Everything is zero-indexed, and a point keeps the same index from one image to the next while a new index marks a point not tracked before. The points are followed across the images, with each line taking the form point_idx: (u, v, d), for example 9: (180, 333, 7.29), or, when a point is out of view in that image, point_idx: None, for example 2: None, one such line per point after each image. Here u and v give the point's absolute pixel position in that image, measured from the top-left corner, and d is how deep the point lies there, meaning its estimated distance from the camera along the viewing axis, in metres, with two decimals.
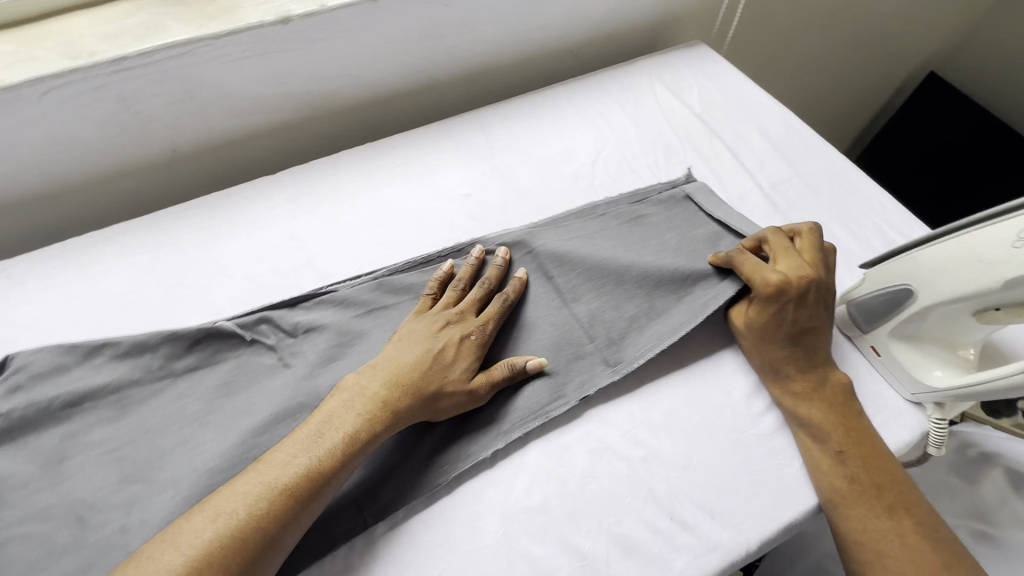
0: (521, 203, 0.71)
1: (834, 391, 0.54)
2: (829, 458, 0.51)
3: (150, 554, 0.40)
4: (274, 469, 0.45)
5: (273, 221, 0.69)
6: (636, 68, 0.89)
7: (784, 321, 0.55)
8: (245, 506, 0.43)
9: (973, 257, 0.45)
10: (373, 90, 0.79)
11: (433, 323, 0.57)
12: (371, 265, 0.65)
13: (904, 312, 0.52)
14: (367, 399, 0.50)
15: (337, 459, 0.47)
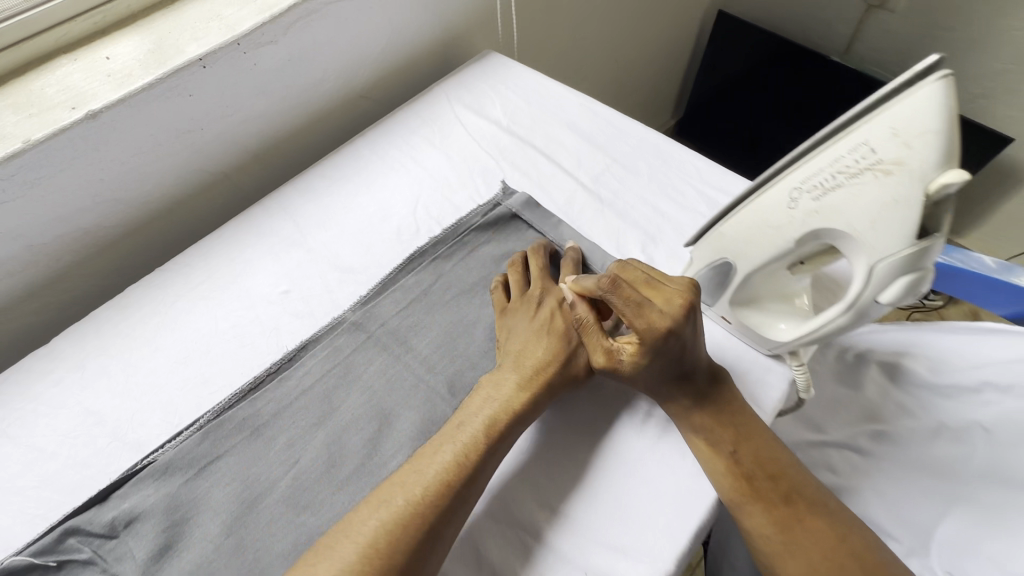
0: (347, 281, 0.65)
1: (723, 394, 0.52)
2: (724, 463, 0.49)
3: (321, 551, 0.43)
4: (425, 462, 0.48)
5: (59, 401, 0.57)
6: (434, 94, 0.84)
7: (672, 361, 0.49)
8: (400, 497, 0.45)
9: (764, 221, 0.44)
10: (146, 206, 0.68)
11: (533, 304, 0.58)
12: (191, 413, 0.56)
13: (734, 280, 0.51)
14: (485, 416, 0.50)
15: (477, 452, 0.48)
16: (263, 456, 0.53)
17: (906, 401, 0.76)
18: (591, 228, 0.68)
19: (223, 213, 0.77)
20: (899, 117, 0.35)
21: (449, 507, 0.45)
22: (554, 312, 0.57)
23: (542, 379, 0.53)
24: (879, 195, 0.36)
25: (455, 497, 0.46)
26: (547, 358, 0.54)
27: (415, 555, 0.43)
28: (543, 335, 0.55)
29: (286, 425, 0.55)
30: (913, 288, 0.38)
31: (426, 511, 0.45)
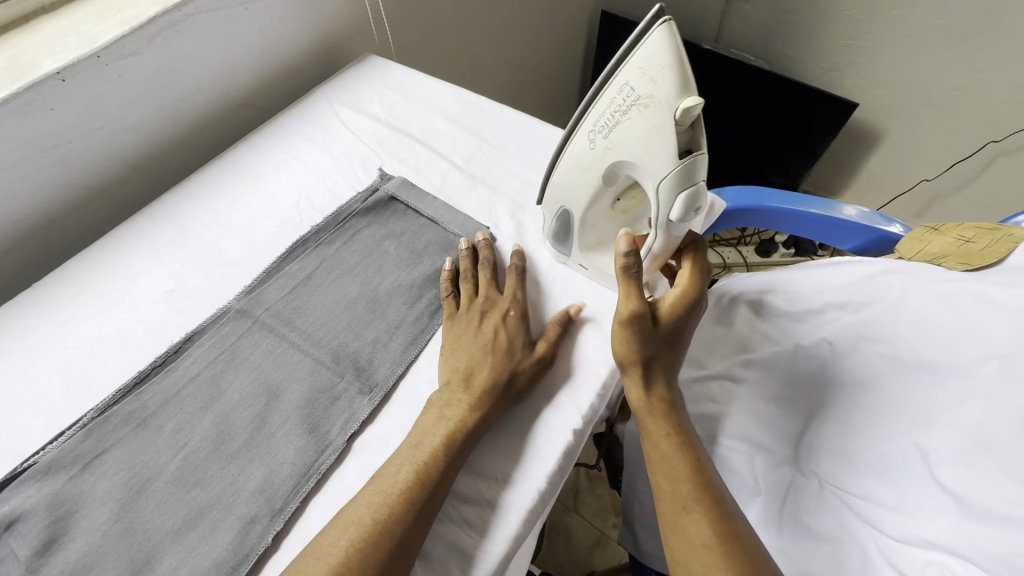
0: (233, 275, 0.67)
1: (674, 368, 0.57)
2: (660, 423, 0.52)
3: (299, 567, 0.44)
4: (388, 477, 0.49)
5: None
6: (314, 97, 0.88)
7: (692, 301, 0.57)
8: (370, 513, 0.47)
9: (585, 163, 0.53)
10: (17, 226, 0.68)
11: (482, 317, 0.60)
12: (75, 413, 0.56)
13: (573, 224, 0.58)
14: (440, 430, 0.52)
15: (439, 464, 0.50)
16: (151, 444, 0.54)
17: (769, 329, 0.84)
18: (465, 203, 0.73)
19: (109, 226, 0.77)
20: (643, 63, 0.46)
21: (414, 519, 0.47)
22: (502, 327, 0.59)
23: (497, 393, 0.55)
24: (645, 124, 0.47)
25: (427, 508, 0.48)
26: (499, 370, 0.56)
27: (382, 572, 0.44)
28: (492, 349, 0.58)
29: (174, 413, 0.56)
30: (693, 202, 0.48)
31: (394, 525, 0.46)
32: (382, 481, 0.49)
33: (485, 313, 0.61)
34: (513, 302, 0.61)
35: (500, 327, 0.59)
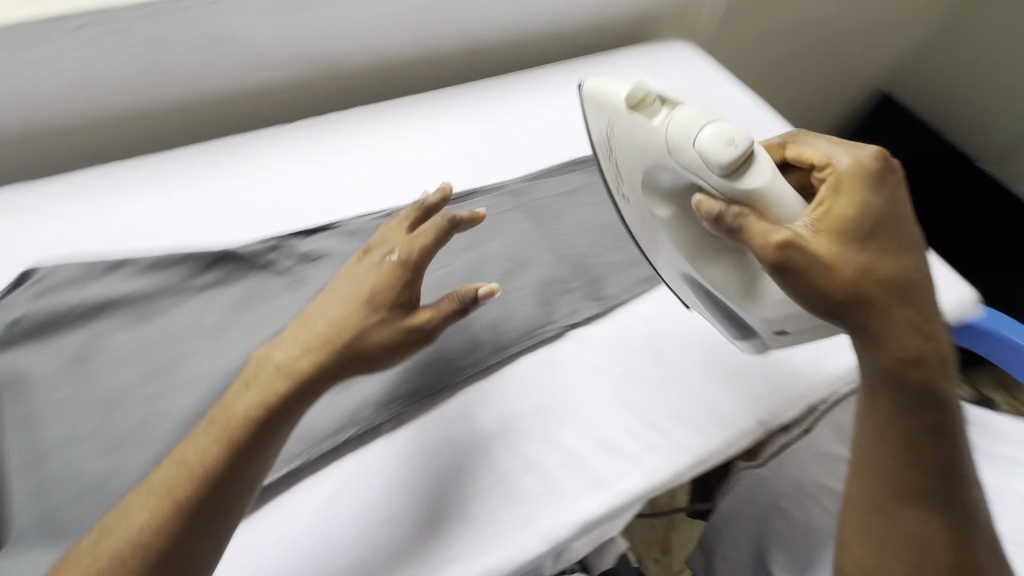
0: (516, 163, 0.78)
1: (933, 326, 0.44)
2: (898, 410, 0.45)
3: (144, 491, 0.42)
4: (201, 437, 0.43)
5: (282, 163, 0.72)
6: (622, 54, 0.96)
7: (863, 212, 0.43)
8: (191, 462, 0.42)
9: (633, 213, 0.59)
10: (381, 56, 0.83)
11: (367, 282, 0.48)
12: (378, 206, 0.70)
13: (673, 263, 0.59)
14: (253, 399, 0.44)
15: (224, 441, 0.42)
16: None
17: None
18: None
19: (425, 86, 0.91)
20: (588, 115, 0.56)
21: (213, 490, 0.41)
22: (347, 304, 0.47)
23: (281, 403, 0.44)
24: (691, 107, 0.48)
25: (203, 501, 0.41)
26: (270, 390, 0.44)
27: (204, 527, 0.41)
28: (291, 356, 0.46)
29: None
30: (726, 130, 0.45)
31: (197, 490, 0.41)
32: (215, 426, 0.44)
33: (336, 299, 0.48)
34: (403, 275, 0.48)
35: (312, 334, 0.46)
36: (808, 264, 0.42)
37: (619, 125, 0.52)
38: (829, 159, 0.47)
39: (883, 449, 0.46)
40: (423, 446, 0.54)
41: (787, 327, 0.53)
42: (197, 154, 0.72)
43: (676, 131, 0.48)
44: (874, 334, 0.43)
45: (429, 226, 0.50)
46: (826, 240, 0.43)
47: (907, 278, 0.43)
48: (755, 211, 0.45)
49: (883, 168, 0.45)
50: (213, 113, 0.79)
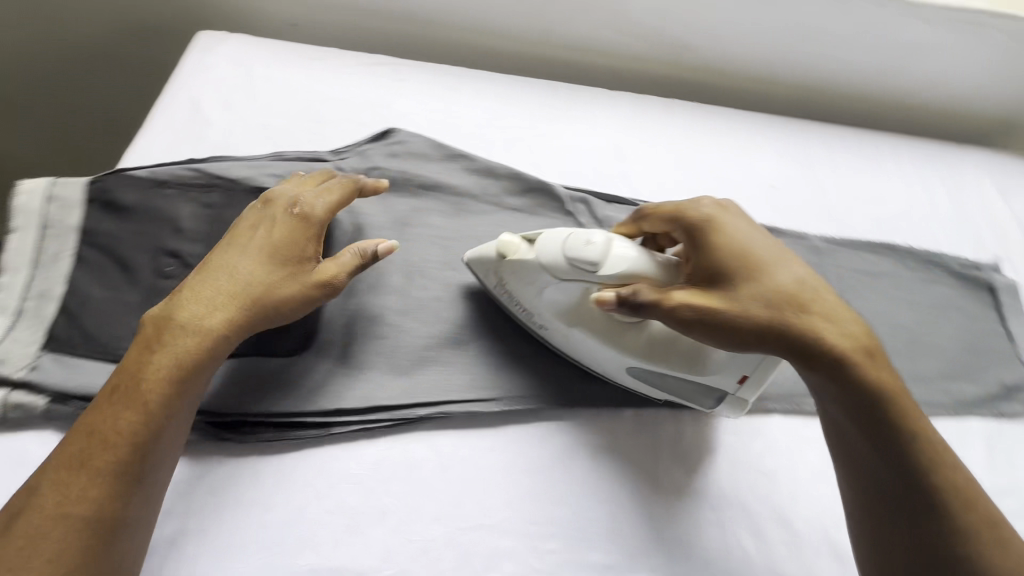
0: (824, 218, 0.72)
1: (863, 351, 0.43)
2: (856, 428, 0.44)
3: (93, 423, 0.40)
4: (133, 369, 0.42)
5: (605, 127, 0.75)
6: (977, 151, 0.83)
7: (716, 260, 0.46)
8: (124, 415, 0.40)
9: (565, 340, 0.52)
10: (727, 62, 0.80)
11: (247, 248, 0.48)
12: (677, 203, 0.70)
13: (645, 377, 0.51)
14: (189, 344, 0.43)
15: (169, 385, 0.42)
16: None
17: None
18: None
19: (750, 104, 0.86)
20: (477, 270, 0.54)
21: (148, 452, 0.40)
22: (260, 263, 0.47)
23: (201, 361, 0.43)
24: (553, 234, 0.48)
25: (125, 469, 0.39)
26: (194, 353, 0.43)
27: (125, 493, 0.39)
28: (202, 307, 0.45)
29: None
30: (581, 235, 0.46)
31: (132, 440, 0.39)
32: (159, 360, 0.42)
33: (226, 257, 0.48)
34: (293, 239, 0.49)
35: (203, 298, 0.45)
36: (700, 321, 0.44)
37: (508, 275, 0.51)
38: (703, 215, 0.48)
39: (874, 480, 0.44)
40: (653, 450, 0.52)
41: (750, 372, 0.47)
42: (536, 90, 0.76)
43: (545, 257, 0.47)
44: (793, 350, 0.43)
45: (298, 191, 0.51)
46: (714, 298, 0.44)
47: (795, 299, 0.44)
48: (654, 283, 0.46)
49: (723, 208, 0.49)
50: (552, 58, 0.82)
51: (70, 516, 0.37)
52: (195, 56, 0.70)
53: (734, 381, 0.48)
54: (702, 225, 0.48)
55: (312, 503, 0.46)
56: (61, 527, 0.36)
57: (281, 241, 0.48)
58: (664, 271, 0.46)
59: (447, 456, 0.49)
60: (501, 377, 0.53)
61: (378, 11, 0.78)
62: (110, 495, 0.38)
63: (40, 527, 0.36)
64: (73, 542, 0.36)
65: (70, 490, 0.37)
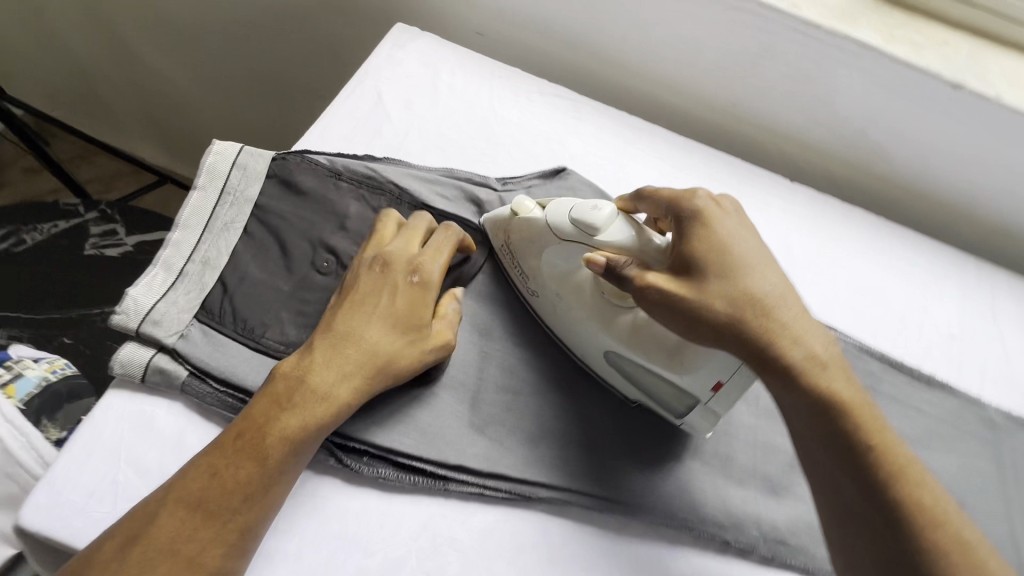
0: (1006, 387, 0.63)
1: (827, 375, 0.42)
2: (823, 450, 0.41)
3: (208, 469, 0.38)
4: (255, 417, 0.40)
5: (777, 220, 0.69)
6: None
7: (693, 251, 0.45)
8: (245, 468, 0.38)
9: (553, 310, 0.52)
10: (925, 183, 0.73)
11: (374, 311, 0.45)
12: (842, 325, 0.63)
13: (623, 368, 0.50)
14: (318, 404, 0.41)
15: (291, 441, 0.40)
16: None
17: None
18: None
19: (937, 232, 0.77)
20: (488, 232, 0.56)
21: (259, 505, 0.38)
22: (388, 329, 0.45)
23: (325, 427, 0.41)
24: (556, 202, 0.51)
25: (237, 520, 0.37)
26: (317, 412, 0.41)
27: (236, 543, 0.37)
28: (326, 367, 0.42)
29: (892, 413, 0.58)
30: (593, 201, 0.48)
31: (249, 492, 0.38)
32: (278, 410, 0.40)
33: (350, 317, 0.45)
34: (418, 304, 0.46)
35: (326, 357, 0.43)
36: (662, 304, 0.44)
37: (517, 234, 0.53)
38: (696, 202, 0.48)
39: (856, 518, 0.39)
40: None
41: (723, 378, 0.45)
42: (712, 162, 0.71)
43: (554, 217, 0.50)
44: (752, 355, 0.42)
45: (417, 252, 0.49)
46: (682, 286, 0.44)
47: (762, 304, 0.43)
48: (643, 262, 0.46)
49: (730, 210, 0.48)
50: (733, 130, 0.77)
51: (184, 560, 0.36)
52: (388, 47, 0.70)
53: (708, 389, 0.46)
54: (691, 214, 0.47)
55: (413, 561, 0.43)
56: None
57: (408, 305, 0.46)
58: (656, 251, 0.47)
59: (556, 550, 0.45)
60: (630, 477, 0.48)
61: (572, 42, 0.76)
62: (220, 544, 0.37)
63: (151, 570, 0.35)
64: None
65: (182, 537, 0.36)
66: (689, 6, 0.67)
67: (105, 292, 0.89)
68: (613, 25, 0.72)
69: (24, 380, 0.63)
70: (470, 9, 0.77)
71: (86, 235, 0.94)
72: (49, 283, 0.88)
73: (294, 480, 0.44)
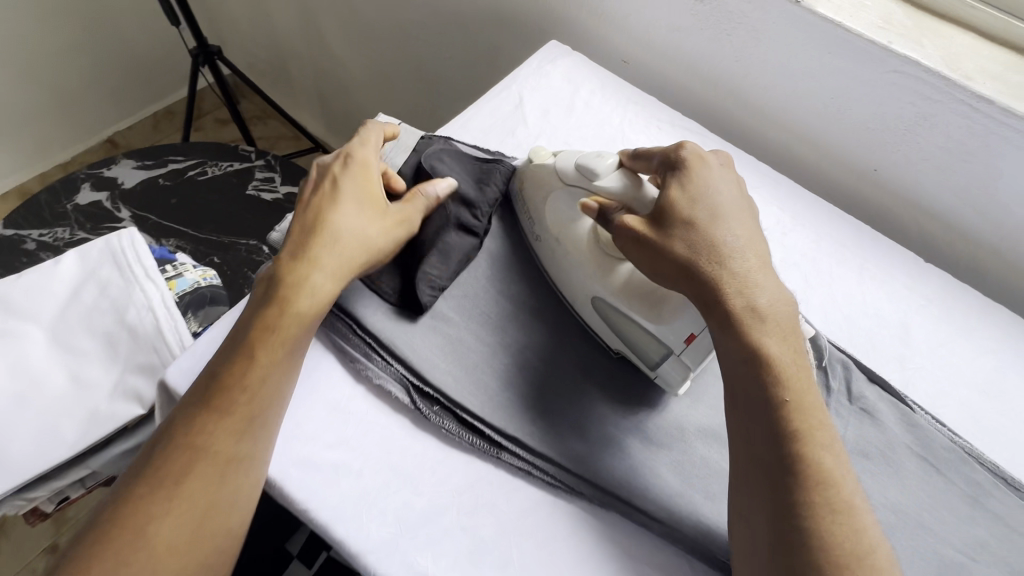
0: None
1: (766, 327, 0.45)
2: (756, 394, 0.43)
3: (201, 383, 0.44)
4: (236, 332, 0.46)
5: (897, 297, 0.65)
6: None
7: (671, 202, 0.49)
8: (232, 365, 0.44)
9: (549, 250, 0.57)
10: None
11: (335, 198, 0.51)
12: (953, 424, 0.57)
13: (604, 316, 0.54)
14: (287, 286, 0.47)
15: (269, 323, 0.46)
16: (961, 517, 0.52)
17: None
18: None
19: None
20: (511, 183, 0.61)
21: (253, 392, 0.44)
22: (347, 217, 0.50)
23: (302, 312, 0.47)
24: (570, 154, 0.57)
25: (237, 409, 0.43)
26: (296, 306, 0.47)
27: (242, 424, 0.43)
28: (297, 261, 0.48)
29: (996, 534, 0.51)
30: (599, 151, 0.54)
31: (240, 382, 0.43)
32: (258, 311, 0.46)
33: (315, 214, 0.50)
34: (372, 185, 0.53)
35: (297, 250, 0.49)
36: (636, 244, 0.49)
37: (528, 182, 0.59)
38: (681, 154, 0.52)
39: (757, 465, 0.41)
40: None
41: (696, 331, 0.50)
42: (834, 224, 0.69)
43: (561, 163, 0.56)
44: (699, 296, 0.47)
45: (356, 143, 0.55)
46: (652, 228, 0.49)
47: (721, 248, 0.47)
48: (631, 208, 0.52)
49: (707, 162, 0.52)
50: (867, 196, 0.73)
51: (197, 452, 0.41)
52: (539, 59, 0.76)
53: (682, 339, 0.50)
54: (675, 160, 0.52)
55: (454, 513, 0.46)
56: (197, 468, 0.41)
57: (360, 189, 0.52)
58: (644, 200, 0.52)
59: (586, 550, 0.46)
60: (677, 505, 0.48)
61: (716, 81, 0.77)
62: (226, 431, 0.42)
63: (171, 467, 0.41)
64: (208, 472, 0.41)
65: (189, 437, 0.42)
66: (846, 62, 0.65)
67: (253, 228, 1.04)
68: (760, 71, 0.72)
69: (182, 279, 0.78)
70: (623, 39, 0.82)
71: (251, 177, 1.10)
72: (215, 210, 1.05)
73: (369, 408, 0.49)
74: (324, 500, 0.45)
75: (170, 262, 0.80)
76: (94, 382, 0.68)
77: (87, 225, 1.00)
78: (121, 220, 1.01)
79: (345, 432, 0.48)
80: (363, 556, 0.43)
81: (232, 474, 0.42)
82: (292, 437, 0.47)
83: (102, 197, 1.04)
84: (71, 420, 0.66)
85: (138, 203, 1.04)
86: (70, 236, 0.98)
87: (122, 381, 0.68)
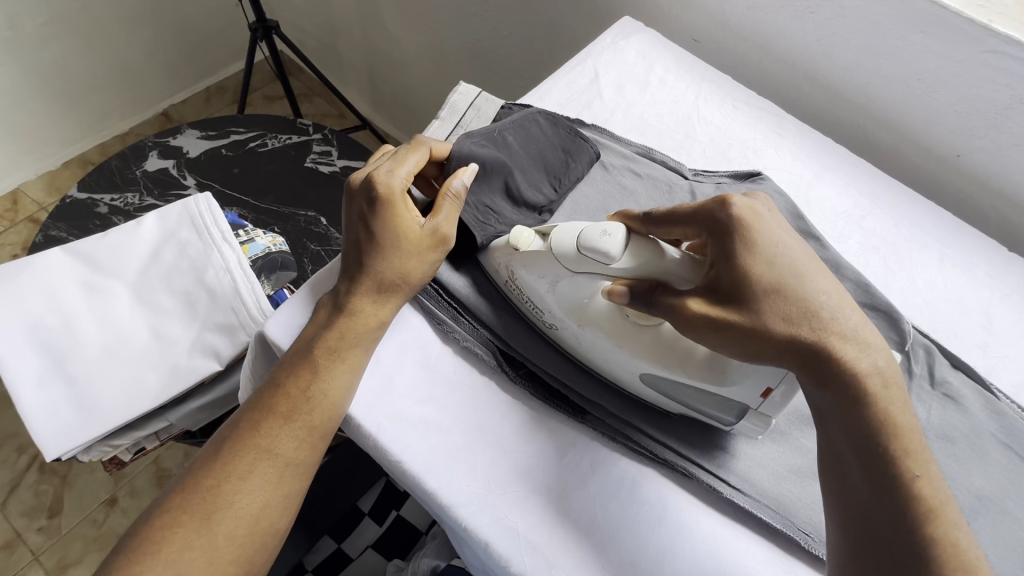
0: None
1: (889, 391, 0.39)
2: (859, 461, 0.39)
3: (270, 383, 0.47)
4: (302, 340, 0.49)
5: (980, 284, 0.63)
6: None
7: (747, 270, 0.42)
8: (296, 376, 0.46)
9: (576, 339, 0.51)
10: None
11: (373, 237, 0.49)
12: None
13: (663, 388, 0.48)
14: (349, 311, 0.48)
15: (331, 343, 0.47)
16: None
17: None
18: None
19: None
20: (489, 262, 0.53)
21: (311, 408, 0.46)
22: (385, 253, 0.49)
23: (363, 336, 0.48)
24: (570, 226, 0.48)
25: (300, 418, 0.45)
26: (357, 330, 0.48)
27: (304, 433, 0.45)
28: (359, 287, 0.49)
29: None
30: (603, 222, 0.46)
31: (304, 392, 0.46)
32: (324, 325, 0.48)
33: (361, 247, 0.50)
34: (406, 213, 0.50)
35: (347, 286, 0.50)
36: (713, 327, 0.42)
37: (520, 266, 0.51)
38: (722, 217, 0.44)
39: (874, 533, 0.37)
40: None
41: (773, 384, 0.44)
42: (913, 208, 0.67)
43: (562, 241, 0.48)
44: (804, 366, 0.41)
45: (381, 171, 0.51)
46: (728, 308, 0.42)
47: (819, 316, 0.41)
48: (666, 283, 0.45)
49: (762, 216, 0.44)
50: (948, 182, 0.72)
51: (263, 451, 0.44)
52: (613, 35, 0.76)
53: (757, 395, 0.45)
54: (724, 223, 0.44)
55: (540, 472, 0.47)
56: (261, 464, 0.44)
57: (392, 223, 0.49)
58: (681, 271, 0.45)
59: (669, 515, 0.46)
60: (754, 475, 0.49)
61: (793, 61, 0.75)
62: (290, 435, 0.45)
63: (242, 454, 0.44)
64: (271, 472, 0.44)
65: (258, 432, 0.45)
66: (939, 41, 0.63)
67: (312, 200, 1.05)
68: (843, 50, 0.70)
69: (254, 244, 0.80)
70: (696, 15, 0.80)
71: (309, 150, 1.12)
72: (275, 181, 1.07)
73: (459, 369, 0.51)
74: (417, 454, 0.47)
75: (242, 228, 0.83)
76: (174, 338, 0.71)
77: (155, 191, 1.04)
78: (186, 187, 1.05)
79: (434, 390, 0.50)
80: (455, 508, 0.45)
81: (293, 475, 0.45)
82: (386, 392, 0.49)
83: (169, 164, 1.07)
84: (155, 372, 0.69)
85: (202, 172, 1.07)
86: (139, 201, 1.02)
87: (201, 339, 0.71)
